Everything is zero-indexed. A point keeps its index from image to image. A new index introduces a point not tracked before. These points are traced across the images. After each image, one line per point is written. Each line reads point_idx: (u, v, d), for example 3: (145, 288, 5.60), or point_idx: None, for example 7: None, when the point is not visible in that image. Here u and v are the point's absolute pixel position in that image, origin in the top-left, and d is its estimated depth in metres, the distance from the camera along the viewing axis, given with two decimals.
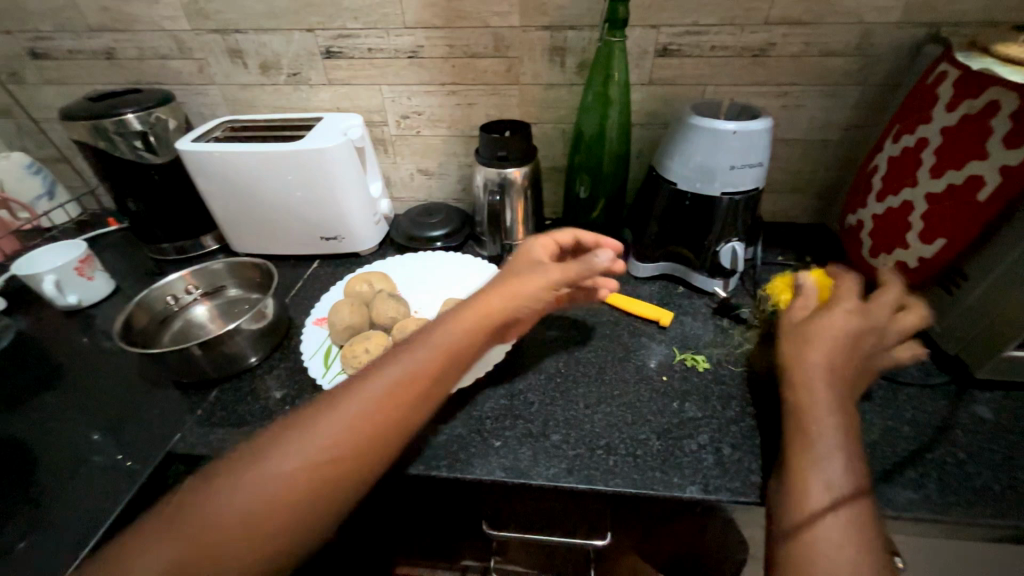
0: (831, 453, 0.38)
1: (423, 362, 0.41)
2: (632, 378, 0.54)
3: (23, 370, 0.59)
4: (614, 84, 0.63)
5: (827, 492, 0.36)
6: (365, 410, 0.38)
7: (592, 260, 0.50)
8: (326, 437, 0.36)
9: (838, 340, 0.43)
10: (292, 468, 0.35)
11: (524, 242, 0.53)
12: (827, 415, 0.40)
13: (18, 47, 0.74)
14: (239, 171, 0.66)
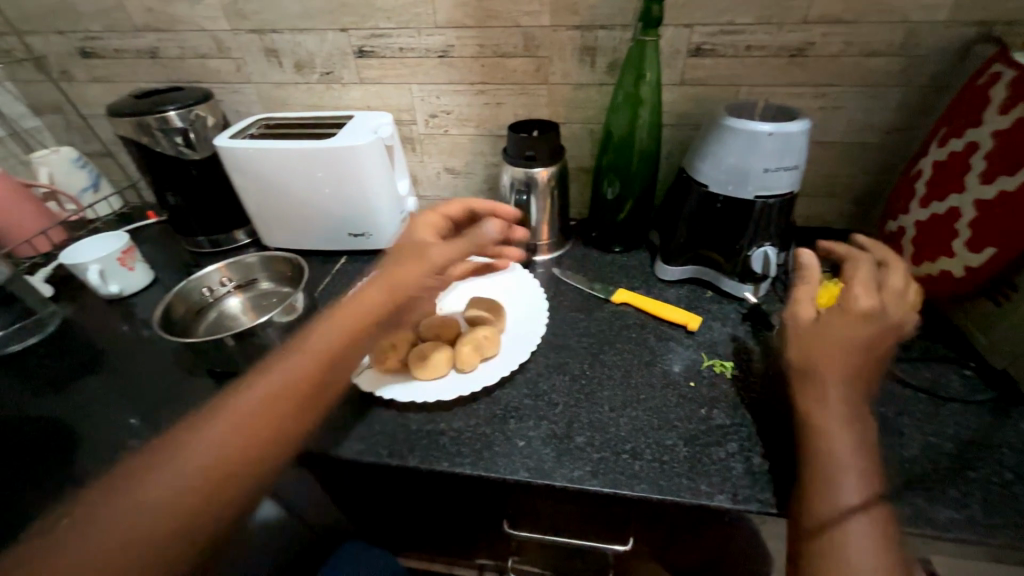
0: (846, 471, 0.38)
1: (319, 351, 0.45)
2: (658, 382, 0.53)
3: (69, 354, 0.62)
4: (646, 85, 0.62)
5: (849, 514, 0.36)
6: (262, 400, 0.41)
7: (480, 232, 0.59)
8: (228, 427, 0.40)
9: (851, 340, 0.43)
10: (200, 459, 0.38)
11: (405, 231, 0.57)
12: (846, 426, 0.40)
13: (69, 47, 0.77)
14: (273, 168, 0.67)
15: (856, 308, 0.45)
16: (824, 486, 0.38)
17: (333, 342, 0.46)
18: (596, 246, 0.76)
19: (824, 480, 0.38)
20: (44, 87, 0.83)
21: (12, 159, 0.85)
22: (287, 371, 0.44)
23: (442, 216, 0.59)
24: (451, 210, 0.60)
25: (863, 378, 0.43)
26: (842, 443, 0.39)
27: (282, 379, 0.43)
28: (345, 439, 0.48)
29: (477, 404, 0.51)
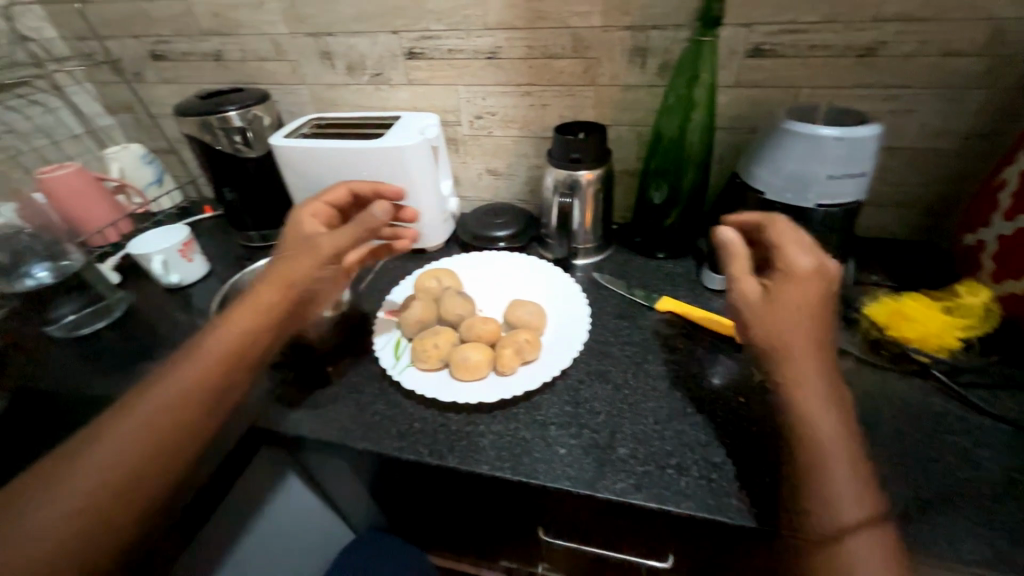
0: (844, 476, 0.36)
1: (211, 357, 0.44)
2: (706, 396, 0.51)
3: (132, 338, 0.66)
4: (700, 87, 0.61)
5: (854, 530, 0.34)
6: (144, 415, 0.40)
7: (371, 212, 0.53)
8: (113, 449, 0.38)
9: (808, 306, 0.42)
10: (84, 486, 0.36)
11: (293, 219, 0.55)
12: (830, 416, 0.38)
13: (142, 51, 0.82)
14: (324, 167, 0.69)
15: (803, 270, 0.43)
16: (827, 498, 0.36)
17: (226, 344, 0.44)
18: (640, 252, 0.74)
19: (825, 491, 0.36)
20: (119, 88, 0.89)
21: (88, 155, 0.92)
22: (173, 382, 0.42)
23: (328, 205, 0.58)
24: (335, 197, 0.59)
25: (826, 345, 0.41)
26: (834, 443, 0.37)
27: (169, 391, 0.41)
28: (387, 436, 0.49)
29: (517, 408, 0.51)
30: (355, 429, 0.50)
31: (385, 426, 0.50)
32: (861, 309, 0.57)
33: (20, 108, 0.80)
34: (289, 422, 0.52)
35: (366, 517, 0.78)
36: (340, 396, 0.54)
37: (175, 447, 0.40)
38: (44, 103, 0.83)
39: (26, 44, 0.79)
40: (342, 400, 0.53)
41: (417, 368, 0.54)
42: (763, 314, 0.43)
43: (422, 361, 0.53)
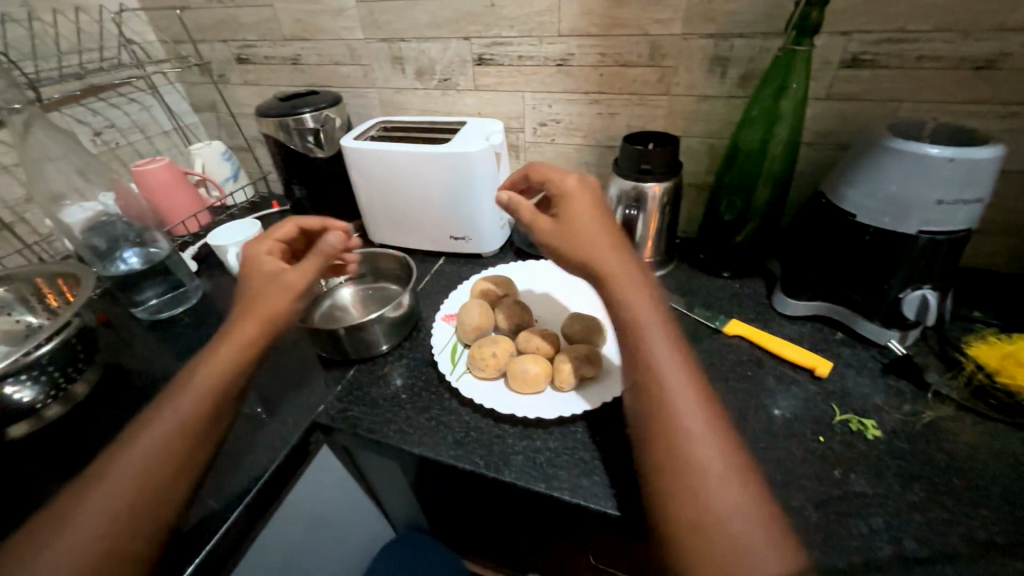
0: (668, 363, 0.41)
1: (207, 386, 0.43)
2: (779, 431, 0.47)
3: (205, 325, 0.70)
4: (789, 97, 0.56)
5: (686, 414, 0.38)
6: (137, 455, 0.39)
7: (323, 244, 0.51)
8: (119, 482, 0.37)
9: (590, 212, 0.49)
10: (83, 534, 0.34)
11: (246, 252, 0.54)
12: (643, 305, 0.44)
13: (229, 54, 0.88)
14: (391, 169, 0.71)
15: (572, 187, 0.50)
16: (660, 390, 0.39)
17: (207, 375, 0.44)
18: (704, 269, 0.71)
19: (658, 381, 0.40)
20: (206, 88, 0.95)
21: (174, 149, 0.99)
22: (163, 421, 0.41)
23: (279, 241, 0.57)
24: (285, 233, 0.58)
25: (620, 244, 0.48)
26: (651, 332, 0.43)
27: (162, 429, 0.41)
28: (443, 443, 0.49)
29: (576, 426, 0.49)
30: (411, 432, 0.50)
31: (441, 433, 0.50)
32: (962, 349, 0.51)
33: (121, 105, 0.87)
34: (347, 419, 0.53)
35: (406, 517, 0.79)
36: (395, 397, 0.55)
37: (186, 466, 0.40)
38: (141, 101, 0.90)
39: (130, 47, 0.86)
40: (397, 401, 0.54)
41: (474, 375, 0.53)
42: (566, 234, 0.48)
43: (479, 370, 0.53)
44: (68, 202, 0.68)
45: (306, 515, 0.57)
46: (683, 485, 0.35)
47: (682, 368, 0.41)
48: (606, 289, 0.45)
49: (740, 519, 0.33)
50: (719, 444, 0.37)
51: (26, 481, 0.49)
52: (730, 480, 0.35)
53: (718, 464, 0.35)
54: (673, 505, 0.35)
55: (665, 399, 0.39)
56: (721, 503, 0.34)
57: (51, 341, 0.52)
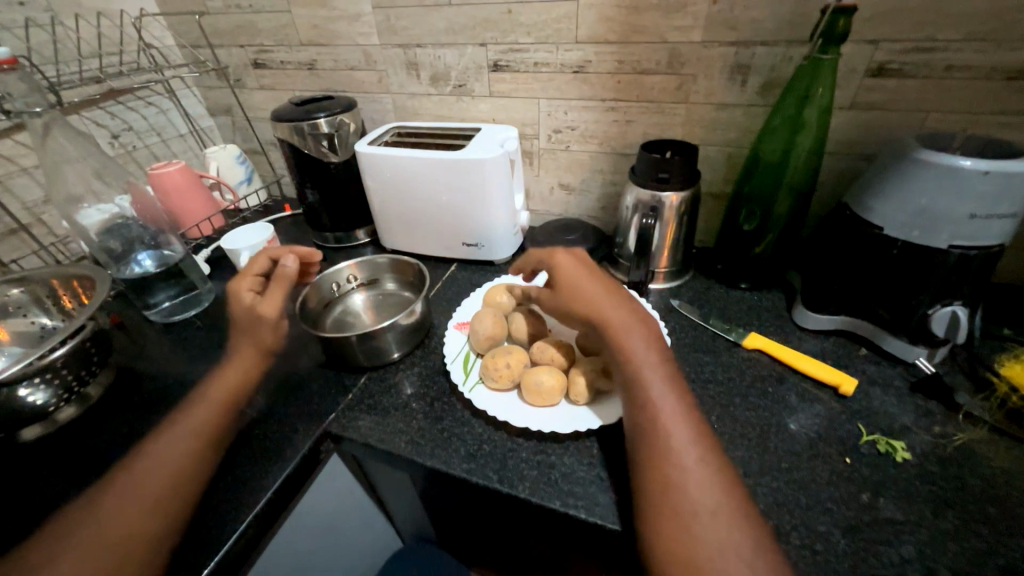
0: (667, 406, 0.42)
1: (212, 406, 0.52)
2: (803, 450, 0.46)
3: (217, 329, 0.70)
4: (813, 106, 0.55)
5: (678, 444, 0.40)
6: (161, 456, 0.46)
7: (283, 269, 0.62)
8: (146, 476, 0.44)
9: (582, 271, 0.54)
10: (116, 513, 0.40)
11: (231, 287, 0.62)
12: (644, 351, 0.46)
13: (246, 59, 0.88)
14: (404, 175, 0.70)
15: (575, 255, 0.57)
16: (659, 430, 0.41)
17: (222, 394, 0.54)
18: (721, 280, 0.70)
19: (656, 421, 0.41)
20: (222, 92, 0.96)
21: (190, 152, 0.99)
22: (179, 436, 0.48)
23: (255, 276, 0.63)
24: (260, 267, 0.63)
25: (618, 297, 0.52)
26: (652, 375, 0.44)
27: (183, 438, 0.48)
28: (456, 457, 0.48)
29: (592, 441, 0.48)
30: (423, 444, 0.49)
31: (454, 446, 0.49)
32: (993, 368, 0.50)
33: (139, 109, 0.87)
34: (358, 429, 0.52)
35: (413, 525, 0.78)
36: (405, 406, 0.54)
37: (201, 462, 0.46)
38: (158, 105, 0.91)
39: (149, 51, 0.87)
40: (408, 411, 0.53)
41: (487, 386, 0.52)
42: (563, 293, 0.53)
43: (492, 381, 0.52)
44: (85, 204, 0.68)
45: (314, 524, 0.56)
46: (673, 520, 0.36)
47: (682, 410, 0.42)
48: (606, 334, 0.48)
49: (721, 552, 0.34)
50: (709, 483, 0.38)
51: (37, 485, 0.49)
52: (720, 516, 0.36)
53: (709, 502, 0.36)
54: (659, 539, 0.36)
55: (660, 438, 0.40)
56: (705, 538, 0.35)
57: (65, 344, 0.52)
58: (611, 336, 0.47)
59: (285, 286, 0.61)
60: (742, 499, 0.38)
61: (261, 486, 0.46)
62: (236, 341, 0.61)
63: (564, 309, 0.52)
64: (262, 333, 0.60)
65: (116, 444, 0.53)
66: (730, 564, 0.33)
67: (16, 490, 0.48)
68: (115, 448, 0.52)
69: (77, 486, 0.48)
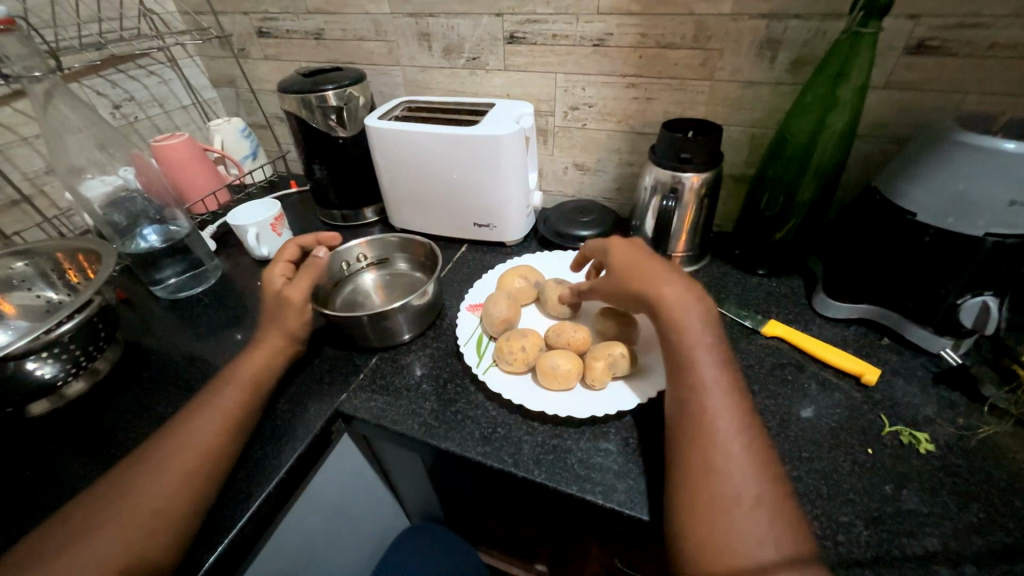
0: (718, 392, 0.41)
1: (238, 384, 0.49)
2: (824, 440, 0.45)
3: (225, 306, 0.69)
4: (847, 85, 0.52)
5: (726, 432, 0.39)
6: (184, 439, 0.43)
7: (318, 259, 0.57)
8: (172, 457, 0.42)
9: (642, 253, 0.52)
10: (144, 496, 0.39)
11: (263, 274, 0.58)
12: (701, 334, 0.44)
13: (250, 27, 0.85)
14: (415, 151, 0.68)
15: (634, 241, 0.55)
16: (705, 415, 0.40)
17: (247, 374, 0.50)
18: (738, 266, 0.68)
19: (704, 406, 0.40)
20: (226, 63, 0.92)
21: (193, 125, 0.97)
22: (207, 414, 0.46)
23: (288, 263, 0.59)
24: (292, 254, 0.59)
25: (679, 278, 0.49)
26: (705, 359, 0.43)
27: (212, 419, 0.45)
28: (470, 439, 0.47)
29: (607, 426, 0.47)
30: (436, 426, 0.49)
31: (466, 428, 0.48)
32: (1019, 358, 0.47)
33: (141, 78, 0.85)
34: (371, 409, 0.51)
35: (421, 506, 0.78)
36: (418, 388, 0.53)
37: (226, 447, 0.44)
38: (160, 74, 0.88)
39: (149, 17, 0.84)
40: (421, 392, 0.52)
41: (501, 369, 0.52)
42: (619, 273, 0.51)
43: (507, 364, 0.51)
44: (88, 175, 0.66)
45: (327, 502, 0.56)
46: (708, 504, 0.35)
47: (731, 396, 0.41)
48: (661, 316, 0.46)
49: (753, 537, 0.33)
50: (748, 471, 0.37)
51: (51, 460, 0.49)
52: (756, 503, 0.35)
53: (746, 489, 0.36)
54: (691, 521, 0.35)
55: (704, 422, 0.39)
56: (740, 523, 0.34)
57: (73, 319, 0.51)
58: (668, 318, 0.45)
59: (314, 275, 0.56)
60: (775, 486, 0.36)
61: (275, 465, 0.46)
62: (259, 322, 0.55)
63: (620, 285, 0.50)
64: (288, 320, 0.53)
65: (128, 420, 0.52)
66: (760, 551, 0.33)
67: (30, 465, 0.48)
68: (126, 425, 0.52)
69: (92, 463, 0.48)
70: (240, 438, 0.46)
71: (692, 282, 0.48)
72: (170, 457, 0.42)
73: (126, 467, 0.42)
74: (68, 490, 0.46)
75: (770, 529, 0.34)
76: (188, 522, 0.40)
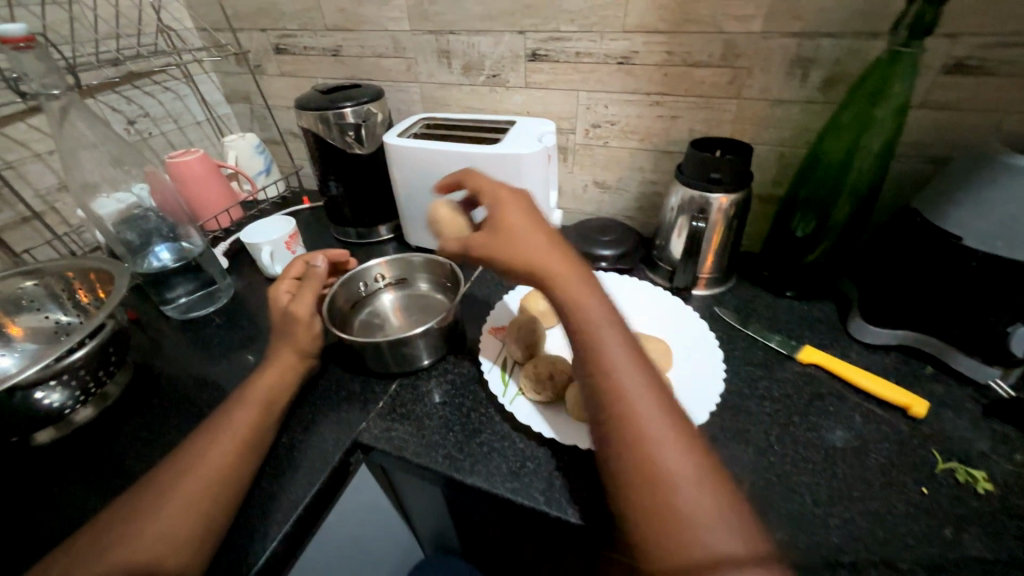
0: (629, 370, 0.39)
1: (249, 410, 0.46)
2: (875, 478, 0.43)
3: (237, 327, 0.67)
4: (887, 105, 0.51)
5: (653, 431, 0.36)
6: (193, 470, 0.41)
7: (319, 270, 0.58)
8: (177, 489, 0.39)
9: (530, 217, 0.47)
10: (150, 534, 0.36)
11: (272, 292, 0.57)
12: (597, 309, 0.42)
13: (268, 44, 0.85)
14: (435, 170, 0.67)
15: (521, 197, 0.49)
16: (623, 398, 0.38)
17: (261, 401, 0.47)
18: (767, 288, 0.66)
19: (617, 390, 0.38)
20: (241, 79, 0.92)
21: (206, 141, 0.96)
22: (216, 441, 0.43)
23: (293, 280, 0.58)
24: (299, 271, 0.59)
25: (567, 250, 0.45)
26: (615, 351, 0.40)
27: (216, 449, 0.43)
28: (496, 473, 0.45)
29: None
30: (461, 458, 0.46)
31: (493, 461, 0.46)
32: None
33: (156, 94, 0.84)
34: (392, 440, 0.49)
35: (434, 534, 0.75)
36: (440, 416, 0.51)
37: (235, 477, 0.42)
38: (175, 90, 0.88)
39: (167, 34, 0.84)
40: (444, 421, 0.50)
41: (528, 399, 0.50)
42: (507, 246, 0.45)
43: (534, 393, 0.49)
44: (102, 193, 0.65)
45: (342, 536, 0.54)
46: (660, 500, 0.34)
47: (641, 369, 0.39)
48: (559, 297, 0.43)
49: (709, 522, 0.32)
50: (683, 451, 0.35)
51: (55, 492, 0.46)
52: (694, 485, 0.34)
53: (682, 474, 0.34)
54: (645, 528, 0.33)
55: (624, 407, 0.37)
56: (701, 532, 0.32)
57: (84, 346, 0.49)
58: (566, 300, 0.42)
59: (316, 287, 0.56)
60: None
61: (292, 500, 0.44)
62: (273, 344, 0.53)
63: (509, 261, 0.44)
64: (298, 336, 0.52)
65: (136, 450, 0.50)
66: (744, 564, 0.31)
67: (32, 497, 0.46)
68: (134, 454, 0.49)
69: (97, 494, 0.46)
70: (251, 468, 0.44)
71: (569, 250, 0.46)
72: (175, 489, 0.39)
73: (132, 500, 0.39)
74: (72, 525, 0.43)
75: (741, 532, 0.32)
76: (197, 563, 0.37)
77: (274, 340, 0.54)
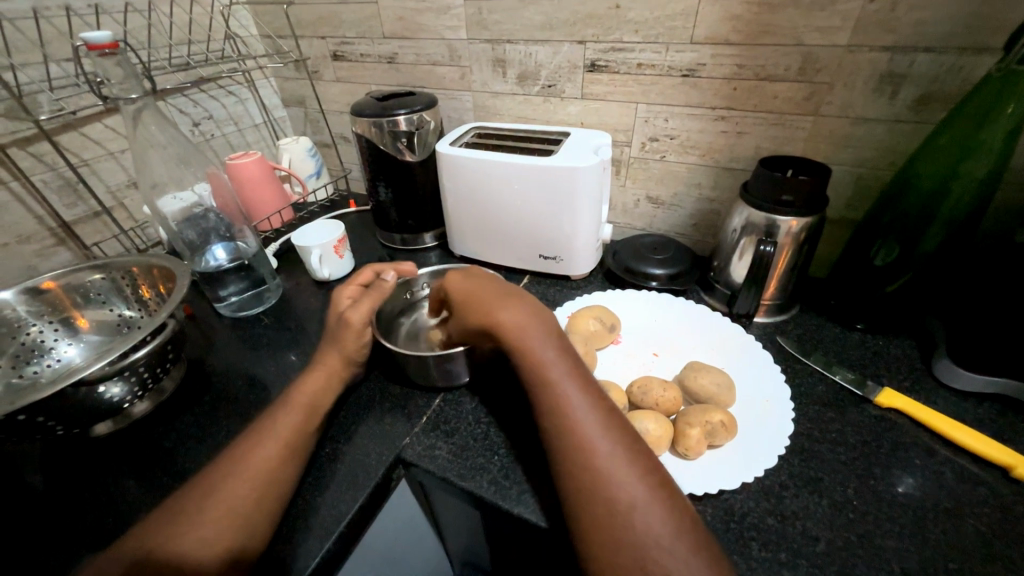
0: (575, 404, 0.40)
1: (296, 414, 0.46)
2: (971, 549, 0.38)
3: (284, 328, 0.67)
4: (993, 128, 0.46)
5: (619, 484, 0.36)
6: (241, 473, 0.41)
7: (382, 283, 0.57)
8: (224, 489, 0.40)
9: (490, 284, 0.50)
10: (197, 534, 0.37)
11: (333, 295, 0.57)
12: (543, 348, 0.43)
13: (326, 50, 0.86)
14: (487, 180, 0.65)
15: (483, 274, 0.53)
16: (571, 430, 0.39)
17: (307, 408, 0.47)
18: (833, 318, 0.61)
19: (561, 427, 0.39)
20: (298, 83, 0.94)
21: (262, 143, 0.99)
22: (263, 444, 0.43)
23: (358, 286, 0.59)
24: (364, 278, 0.59)
25: (521, 298, 0.47)
26: (578, 404, 0.40)
27: (261, 453, 0.42)
28: (544, 505, 0.42)
29: (701, 505, 0.42)
30: (508, 485, 0.44)
31: (541, 487, 0.44)
32: None
33: (220, 98, 0.88)
34: (435, 459, 0.48)
35: (463, 551, 0.73)
36: (486, 436, 0.49)
37: (280, 482, 0.42)
38: (237, 94, 0.91)
39: (233, 39, 0.87)
40: (490, 443, 0.48)
41: None
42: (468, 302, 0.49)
43: None
44: (166, 193, 0.67)
45: (377, 550, 0.53)
46: (603, 526, 0.35)
47: (590, 403, 0.40)
48: (504, 343, 0.44)
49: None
50: (627, 480, 0.36)
51: (110, 484, 0.47)
52: (637, 513, 0.35)
53: (625, 501, 0.35)
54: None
55: (586, 463, 0.37)
56: None
57: (147, 344, 0.50)
58: (511, 344, 0.44)
59: (377, 297, 0.56)
60: None
61: (335, 515, 0.43)
62: (321, 350, 0.53)
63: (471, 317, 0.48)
64: (347, 341, 0.52)
65: (187, 447, 0.51)
66: None
67: (90, 488, 0.47)
68: (185, 451, 0.50)
69: (149, 491, 0.47)
70: (296, 472, 0.43)
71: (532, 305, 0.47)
72: (221, 489, 0.40)
73: (179, 502, 0.39)
74: (123, 520, 0.44)
75: None
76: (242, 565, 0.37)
77: (321, 347, 0.53)
